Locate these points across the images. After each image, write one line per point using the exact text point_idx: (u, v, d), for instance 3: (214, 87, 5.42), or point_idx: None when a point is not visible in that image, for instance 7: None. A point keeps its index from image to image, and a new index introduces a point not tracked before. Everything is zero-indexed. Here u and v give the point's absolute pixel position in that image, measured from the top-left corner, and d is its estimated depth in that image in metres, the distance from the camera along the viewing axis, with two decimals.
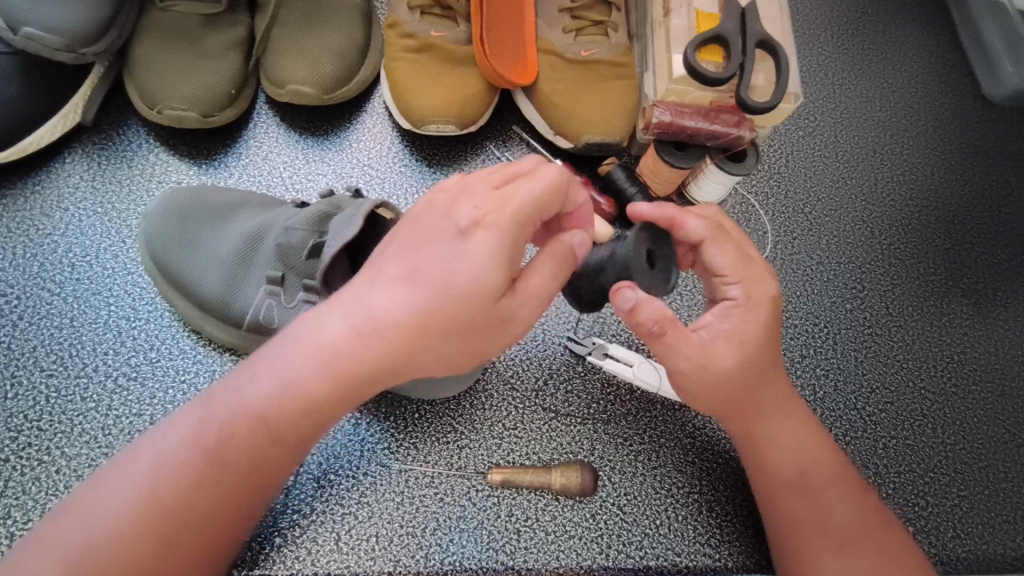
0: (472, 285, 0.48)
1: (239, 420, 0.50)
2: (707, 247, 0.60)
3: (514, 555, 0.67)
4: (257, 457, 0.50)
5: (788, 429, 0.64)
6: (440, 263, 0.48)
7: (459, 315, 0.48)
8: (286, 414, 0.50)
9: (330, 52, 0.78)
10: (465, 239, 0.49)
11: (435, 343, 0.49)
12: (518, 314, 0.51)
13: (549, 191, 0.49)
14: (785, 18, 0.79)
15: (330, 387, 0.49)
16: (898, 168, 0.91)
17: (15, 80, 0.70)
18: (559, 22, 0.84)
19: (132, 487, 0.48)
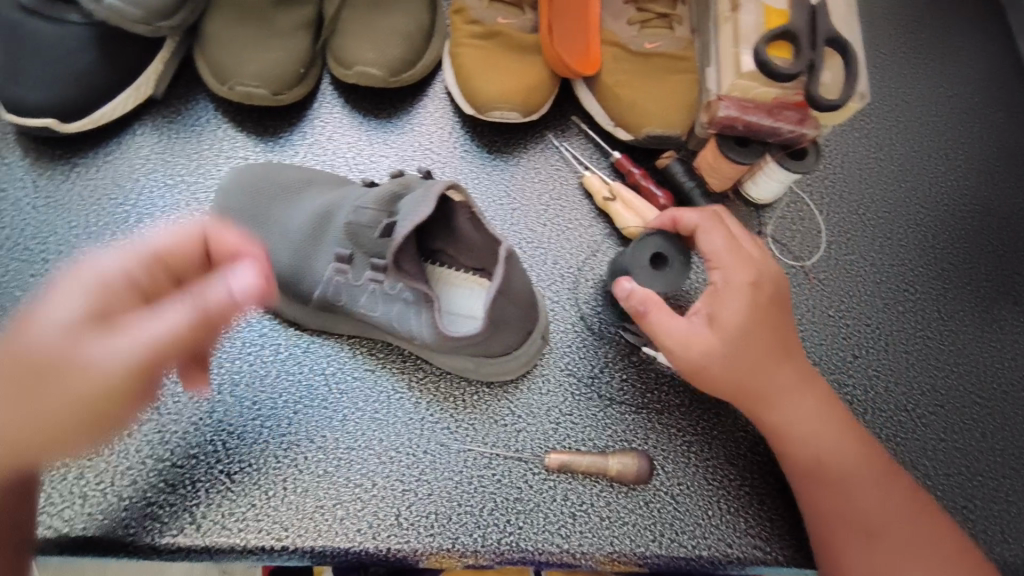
0: (65, 333, 0.48)
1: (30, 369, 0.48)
2: (701, 234, 0.68)
3: (568, 538, 0.67)
4: (72, 350, 0.48)
5: (813, 416, 0.66)
6: (79, 289, 0.51)
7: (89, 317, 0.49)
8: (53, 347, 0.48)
9: (398, 35, 0.78)
10: (76, 288, 0.51)
11: (66, 381, 0.48)
12: (149, 348, 0.48)
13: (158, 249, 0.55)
14: (852, 17, 0.79)
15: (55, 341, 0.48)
16: (952, 173, 0.91)
17: (94, 51, 0.72)
18: (624, 14, 0.84)
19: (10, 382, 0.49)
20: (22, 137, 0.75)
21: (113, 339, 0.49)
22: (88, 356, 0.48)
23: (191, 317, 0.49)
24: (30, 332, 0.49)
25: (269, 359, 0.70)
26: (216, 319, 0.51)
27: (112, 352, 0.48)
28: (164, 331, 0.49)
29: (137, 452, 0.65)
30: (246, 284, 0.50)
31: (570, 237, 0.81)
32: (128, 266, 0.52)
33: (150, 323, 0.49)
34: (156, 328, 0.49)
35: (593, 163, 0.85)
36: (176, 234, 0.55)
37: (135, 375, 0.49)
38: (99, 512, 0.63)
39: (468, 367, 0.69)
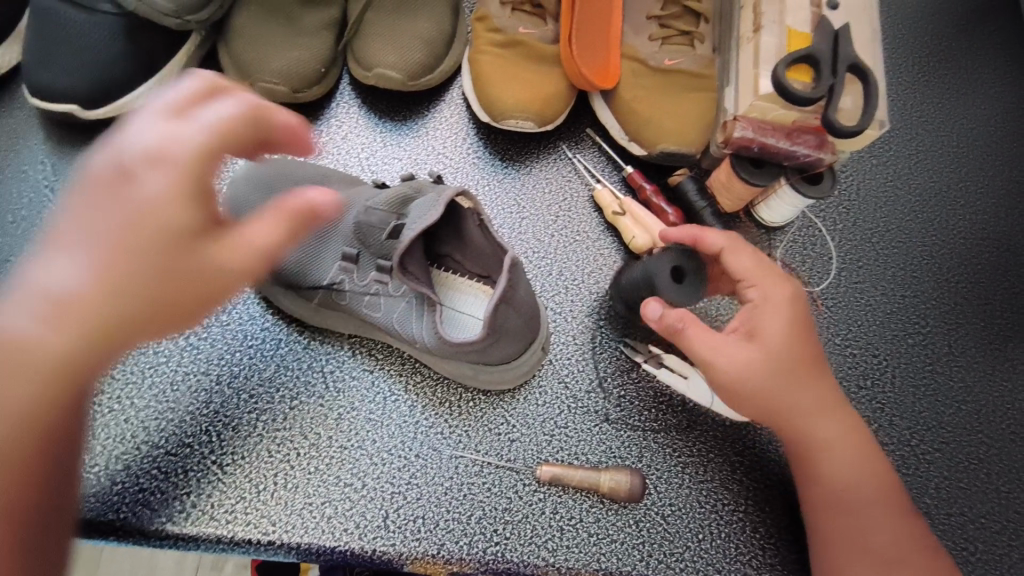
0: (129, 239, 0.41)
1: (73, 313, 0.41)
2: (727, 254, 0.66)
3: (555, 552, 0.67)
4: (137, 289, 0.42)
5: (842, 440, 0.65)
6: (98, 206, 0.42)
7: (181, 239, 0.42)
8: (104, 288, 0.41)
9: (420, 40, 0.79)
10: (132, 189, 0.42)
11: (122, 309, 0.41)
12: (236, 265, 0.43)
13: (224, 126, 0.44)
14: (875, 41, 0.79)
15: (96, 283, 0.41)
16: (972, 206, 0.89)
17: (121, 40, 0.73)
18: (646, 28, 0.84)
19: (51, 321, 0.40)
20: (47, 122, 0.77)
21: (199, 257, 0.43)
22: (169, 278, 0.42)
23: (280, 221, 0.43)
24: (63, 247, 0.41)
25: (268, 352, 0.71)
26: (304, 230, 0.45)
27: (209, 268, 0.43)
28: (264, 235, 0.43)
29: (134, 438, 0.66)
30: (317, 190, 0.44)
31: (577, 249, 0.81)
32: (200, 142, 0.43)
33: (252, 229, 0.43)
34: (262, 235, 0.43)
35: (605, 176, 0.84)
36: (234, 117, 0.44)
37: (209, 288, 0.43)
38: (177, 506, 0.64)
39: (466, 373, 0.69)
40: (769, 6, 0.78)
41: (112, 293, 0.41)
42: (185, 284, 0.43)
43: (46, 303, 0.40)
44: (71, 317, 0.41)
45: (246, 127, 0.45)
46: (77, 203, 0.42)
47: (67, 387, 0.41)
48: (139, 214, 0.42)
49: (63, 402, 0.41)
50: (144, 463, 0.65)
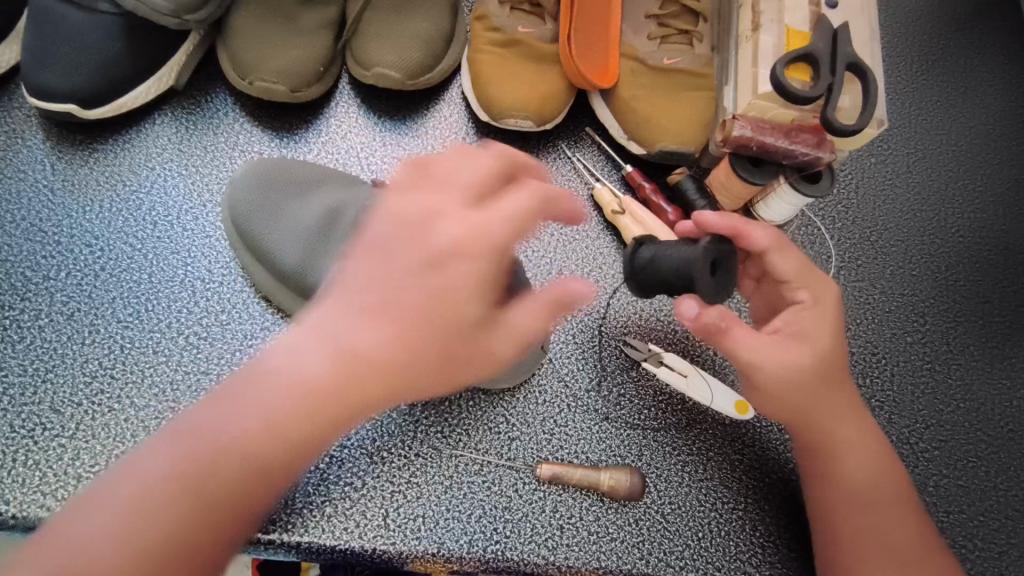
0: (414, 310, 0.50)
1: (359, 379, 0.48)
2: (769, 255, 0.64)
3: (555, 551, 0.67)
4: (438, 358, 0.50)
5: (854, 440, 0.64)
6: (432, 284, 0.50)
7: (452, 330, 0.50)
8: (401, 356, 0.49)
9: (419, 40, 0.79)
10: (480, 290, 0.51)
11: (416, 373, 0.50)
12: (503, 340, 0.53)
13: (519, 221, 0.52)
14: (874, 41, 0.79)
15: (390, 350, 0.49)
16: (970, 204, 0.89)
17: (119, 40, 0.73)
18: (645, 27, 0.84)
19: (337, 375, 0.48)
20: (44, 121, 0.77)
21: (495, 327, 0.52)
22: (467, 351, 0.51)
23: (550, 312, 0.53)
24: (374, 311, 0.50)
25: None
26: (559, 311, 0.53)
27: (501, 336, 0.52)
28: (524, 326, 0.53)
29: (134, 437, 0.66)
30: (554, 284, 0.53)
31: (577, 248, 0.81)
32: (497, 232, 0.51)
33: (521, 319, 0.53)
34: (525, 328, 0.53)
35: (605, 175, 0.85)
36: (527, 200, 0.52)
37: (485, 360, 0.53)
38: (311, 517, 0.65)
39: None
40: (768, 5, 0.79)
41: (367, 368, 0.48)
42: (468, 357, 0.52)
43: (341, 358, 0.48)
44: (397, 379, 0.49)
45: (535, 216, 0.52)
46: (375, 249, 0.52)
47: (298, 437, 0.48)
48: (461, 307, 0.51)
49: (291, 455, 0.48)
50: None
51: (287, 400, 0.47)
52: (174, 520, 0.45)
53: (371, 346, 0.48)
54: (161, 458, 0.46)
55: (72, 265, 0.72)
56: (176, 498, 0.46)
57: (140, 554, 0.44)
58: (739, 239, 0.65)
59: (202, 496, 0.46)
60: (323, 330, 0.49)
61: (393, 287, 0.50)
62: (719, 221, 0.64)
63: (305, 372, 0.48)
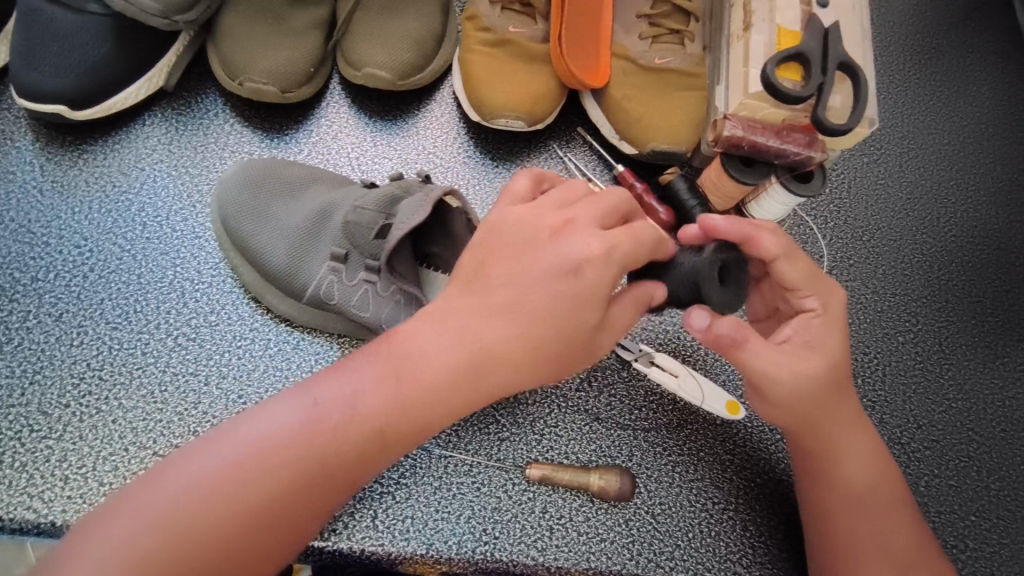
0: (541, 311, 0.54)
1: (474, 365, 0.54)
2: (777, 262, 0.61)
3: (544, 552, 0.67)
4: (547, 356, 0.55)
5: (845, 442, 0.64)
6: (546, 287, 0.54)
7: (575, 335, 0.55)
8: (511, 349, 0.54)
9: (409, 40, 0.79)
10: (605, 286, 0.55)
11: (521, 367, 0.55)
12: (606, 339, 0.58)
13: (636, 238, 0.56)
14: (865, 40, 0.78)
15: (511, 344, 0.54)
16: (963, 204, 0.89)
17: (108, 40, 0.73)
18: (636, 27, 0.84)
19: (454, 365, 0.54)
20: (34, 121, 0.76)
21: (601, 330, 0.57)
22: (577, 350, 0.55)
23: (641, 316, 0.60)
24: (505, 306, 0.55)
25: (257, 352, 0.71)
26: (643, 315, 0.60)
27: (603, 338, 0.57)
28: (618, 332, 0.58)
29: (121, 439, 0.66)
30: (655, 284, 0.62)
31: None
32: (616, 248, 0.55)
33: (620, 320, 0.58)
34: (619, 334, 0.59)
35: (596, 176, 0.84)
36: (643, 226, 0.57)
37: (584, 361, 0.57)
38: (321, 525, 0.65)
39: None
40: (759, 5, 0.78)
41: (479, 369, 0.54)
42: (572, 357, 0.56)
43: (461, 350, 0.54)
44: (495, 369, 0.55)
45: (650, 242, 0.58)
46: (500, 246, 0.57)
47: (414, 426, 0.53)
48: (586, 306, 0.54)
49: (392, 445, 0.53)
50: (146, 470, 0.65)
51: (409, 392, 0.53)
52: (295, 477, 0.50)
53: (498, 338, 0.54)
54: (283, 417, 0.52)
55: (61, 266, 0.72)
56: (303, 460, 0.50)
57: (260, 499, 0.49)
58: (747, 245, 0.60)
59: (320, 460, 0.51)
60: (456, 325, 0.55)
61: (498, 284, 0.55)
62: (730, 228, 0.60)
63: (428, 364, 0.54)
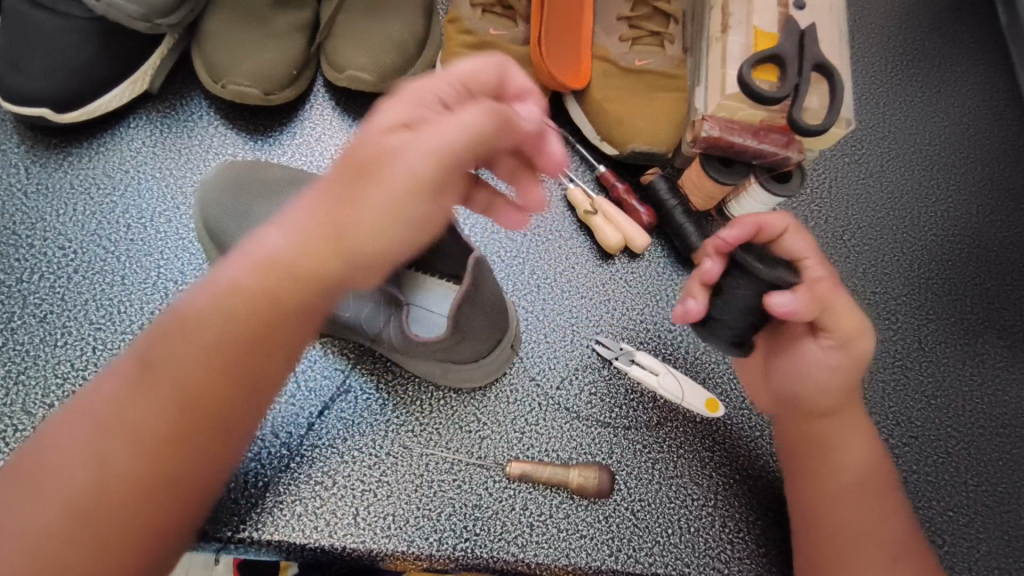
0: (350, 149, 0.48)
1: (303, 227, 0.47)
2: (788, 238, 0.61)
3: (525, 548, 0.68)
4: (359, 181, 0.46)
5: (824, 439, 0.65)
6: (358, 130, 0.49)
7: (368, 152, 0.47)
8: (330, 197, 0.47)
9: (392, 42, 0.80)
10: (420, 100, 0.48)
11: (349, 207, 0.46)
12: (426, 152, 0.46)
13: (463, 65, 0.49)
14: (842, 42, 0.80)
15: (328, 192, 0.47)
16: (944, 203, 0.90)
17: (91, 44, 0.74)
18: (617, 30, 0.85)
19: (284, 238, 0.47)
20: (19, 125, 0.77)
21: (413, 139, 0.46)
22: (393, 166, 0.46)
23: (488, 116, 0.47)
24: (333, 170, 0.48)
25: None
26: (488, 135, 0.47)
27: (413, 146, 0.46)
28: (451, 138, 0.46)
29: None
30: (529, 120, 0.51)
31: (550, 247, 0.81)
32: (436, 77, 0.49)
33: (450, 121, 0.46)
34: (449, 137, 0.46)
35: (579, 176, 0.85)
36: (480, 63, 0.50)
37: (419, 175, 0.46)
38: (262, 514, 0.66)
39: (435, 372, 0.70)
40: (737, 6, 0.79)
41: (305, 256, 0.47)
42: (379, 170, 0.46)
43: (286, 226, 0.48)
44: (314, 248, 0.47)
45: (487, 74, 0.49)
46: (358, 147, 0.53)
47: (259, 332, 0.48)
48: (369, 132, 0.47)
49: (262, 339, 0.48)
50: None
51: (234, 303, 0.47)
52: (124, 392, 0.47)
53: (314, 197, 0.48)
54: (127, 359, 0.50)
55: (45, 268, 0.73)
56: (150, 417, 0.47)
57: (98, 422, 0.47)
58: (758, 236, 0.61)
59: (151, 373, 0.47)
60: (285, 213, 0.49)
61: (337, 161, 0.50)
62: (737, 234, 0.59)
63: (263, 252, 0.48)
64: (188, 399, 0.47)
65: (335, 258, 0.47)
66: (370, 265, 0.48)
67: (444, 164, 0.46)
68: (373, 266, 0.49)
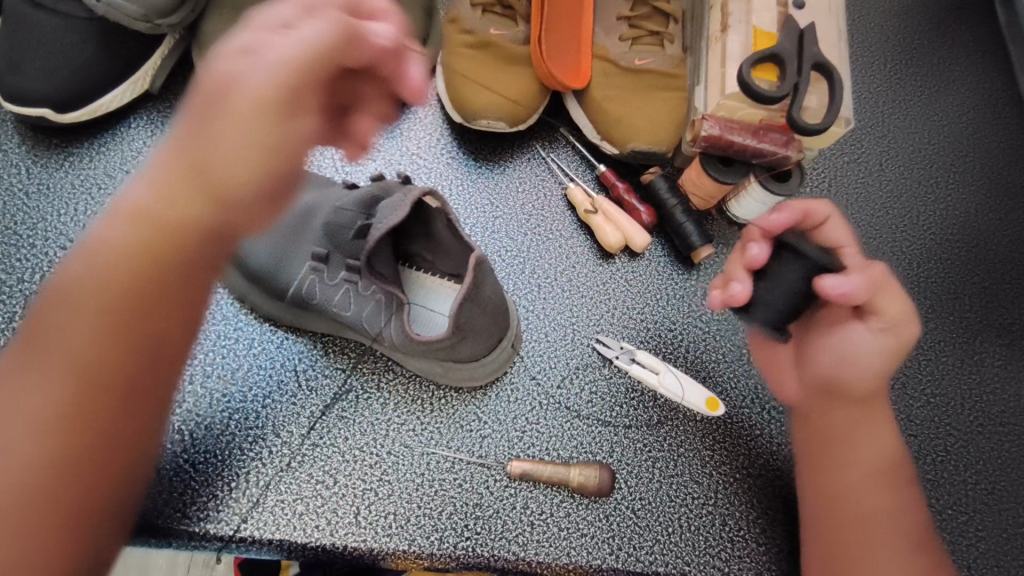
0: (201, 87, 0.47)
1: (166, 177, 0.47)
2: (829, 225, 0.63)
3: (525, 547, 0.68)
4: (206, 115, 0.46)
5: (845, 429, 0.65)
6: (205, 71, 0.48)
7: (212, 86, 0.47)
8: (187, 141, 0.47)
9: None
10: (262, 25, 0.48)
11: (211, 145, 0.46)
12: (270, 73, 0.46)
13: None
14: (841, 42, 0.80)
15: (184, 137, 0.47)
16: (943, 202, 0.90)
17: (92, 45, 0.74)
18: (616, 29, 0.85)
19: (149, 190, 0.47)
20: (20, 125, 0.77)
21: (254, 63, 0.46)
22: (239, 94, 0.46)
23: (335, 28, 0.47)
24: (185, 121, 0.48)
25: (242, 352, 0.72)
26: (334, 50, 0.47)
27: (253, 68, 0.46)
28: (295, 56, 0.46)
29: None
30: (383, 35, 0.50)
31: (550, 246, 0.82)
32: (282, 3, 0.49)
33: (288, 37, 0.47)
34: (291, 52, 0.46)
35: (579, 176, 0.85)
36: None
37: (269, 100, 0.46)
38: (210, 507, 0.65)
39: (437, 371, 0.70)
40: (736, 7, 0.80)
41: (168, 202, 0.47)
42: (225, 100, 0.46)
43: (146, 182, 0.48)
44: (181, 197, 0.47)
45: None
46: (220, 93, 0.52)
47: (150, 291, 0.47)
48: (212, 68, 0.47)
49: (157, 292, 0.48)
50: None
51: (116, 268, 0.46)
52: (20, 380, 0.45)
53: (171, 147, 0.48)
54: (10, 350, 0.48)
55: (46, 268, 0.73)
56: (44, 403, 0.44)
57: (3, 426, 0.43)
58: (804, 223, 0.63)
59: (38, 352, 0.45)
60: (144, 174, 0.49)
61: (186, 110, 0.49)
62: (784, 218, 0.62)
63: (129, 209, 0.47)
64: (84, 374, 0.45)
65: (206, 195, 0.47)
66: (247, 204, 0.49)
67: (292, 80, 0.46)
68: (251, 202, 0.49)
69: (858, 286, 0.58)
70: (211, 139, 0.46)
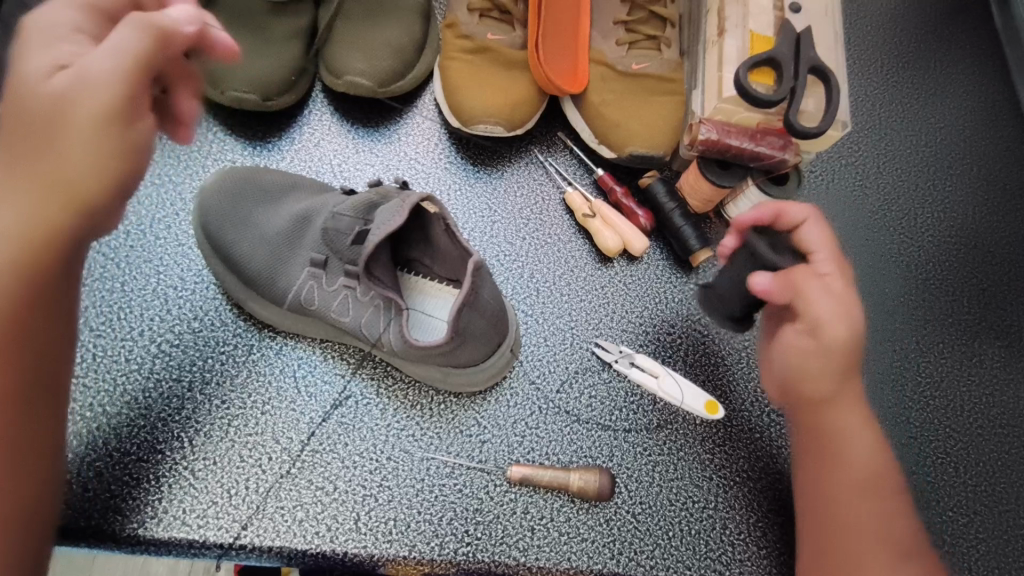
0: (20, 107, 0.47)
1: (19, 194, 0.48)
2: (805, 227, 0.64)
3: (526, 552, 0.68)
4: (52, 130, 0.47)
5: (839, 429, 0.64)
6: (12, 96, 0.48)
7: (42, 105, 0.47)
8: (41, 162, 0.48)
9: (389, 48, 0.80)
10: (54, 40, 0.49)
11: (65, 162, 0.47)
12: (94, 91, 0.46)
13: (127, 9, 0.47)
14: (838, 45, 0.80)
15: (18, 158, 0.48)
16: (940, 204, 0.90)
17: None
18: (613, 34, 0.85)
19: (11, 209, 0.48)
20: None
21: (71, 76, 0.46)
22: (74, 110, 0.46)
23: (141, 32, 0.46)
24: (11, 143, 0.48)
25: (241, 358, 0.72)
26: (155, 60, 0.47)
27: (83, 83, 0.46)
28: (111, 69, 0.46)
29: (105, 444, 0.67)
30: (179, 19, 0.49)
31: (548, 251, 0.82)
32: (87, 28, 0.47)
33: (104, 51, 0.46)
34: (107, 64, 0.46)
35: (577, 180, 0.85)
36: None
37: (109, 111, 0.47)
38: (146, 499, 0.65)
39: (436, 377, 0.70)
40: (733, 11, 0.80)
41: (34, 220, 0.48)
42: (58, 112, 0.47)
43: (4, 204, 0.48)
44: (48, 209, 0.48)
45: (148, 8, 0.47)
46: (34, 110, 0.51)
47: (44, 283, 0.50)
48: (32, 87, 0.47)
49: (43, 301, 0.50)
50: (116, 470, 0.66)
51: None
52: None
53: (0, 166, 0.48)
54: None
55: None
56: None
57: None
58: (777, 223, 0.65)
59: None
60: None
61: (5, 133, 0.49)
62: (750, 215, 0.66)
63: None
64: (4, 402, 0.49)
65: (70, 207, 0.49)
66: (112, 210, 0.51)
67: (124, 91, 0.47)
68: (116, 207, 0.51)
69: (774, 283, 0.62)
70: (66, 156, 0.47)
